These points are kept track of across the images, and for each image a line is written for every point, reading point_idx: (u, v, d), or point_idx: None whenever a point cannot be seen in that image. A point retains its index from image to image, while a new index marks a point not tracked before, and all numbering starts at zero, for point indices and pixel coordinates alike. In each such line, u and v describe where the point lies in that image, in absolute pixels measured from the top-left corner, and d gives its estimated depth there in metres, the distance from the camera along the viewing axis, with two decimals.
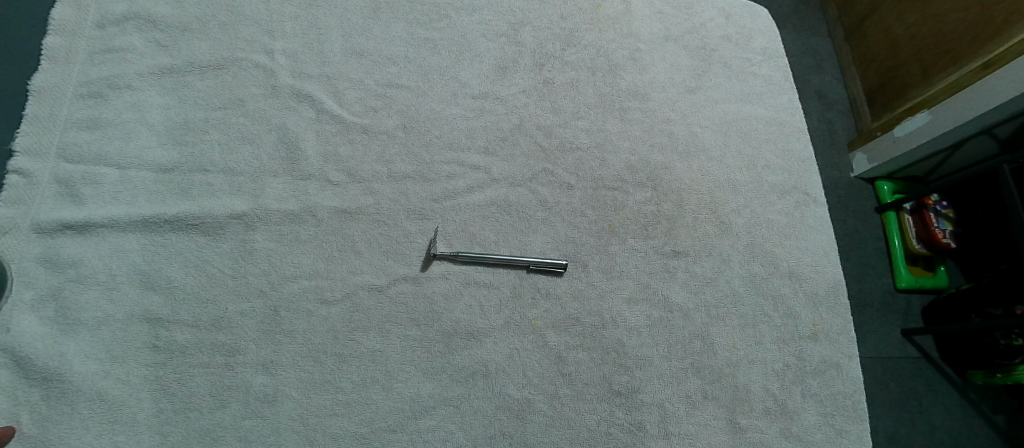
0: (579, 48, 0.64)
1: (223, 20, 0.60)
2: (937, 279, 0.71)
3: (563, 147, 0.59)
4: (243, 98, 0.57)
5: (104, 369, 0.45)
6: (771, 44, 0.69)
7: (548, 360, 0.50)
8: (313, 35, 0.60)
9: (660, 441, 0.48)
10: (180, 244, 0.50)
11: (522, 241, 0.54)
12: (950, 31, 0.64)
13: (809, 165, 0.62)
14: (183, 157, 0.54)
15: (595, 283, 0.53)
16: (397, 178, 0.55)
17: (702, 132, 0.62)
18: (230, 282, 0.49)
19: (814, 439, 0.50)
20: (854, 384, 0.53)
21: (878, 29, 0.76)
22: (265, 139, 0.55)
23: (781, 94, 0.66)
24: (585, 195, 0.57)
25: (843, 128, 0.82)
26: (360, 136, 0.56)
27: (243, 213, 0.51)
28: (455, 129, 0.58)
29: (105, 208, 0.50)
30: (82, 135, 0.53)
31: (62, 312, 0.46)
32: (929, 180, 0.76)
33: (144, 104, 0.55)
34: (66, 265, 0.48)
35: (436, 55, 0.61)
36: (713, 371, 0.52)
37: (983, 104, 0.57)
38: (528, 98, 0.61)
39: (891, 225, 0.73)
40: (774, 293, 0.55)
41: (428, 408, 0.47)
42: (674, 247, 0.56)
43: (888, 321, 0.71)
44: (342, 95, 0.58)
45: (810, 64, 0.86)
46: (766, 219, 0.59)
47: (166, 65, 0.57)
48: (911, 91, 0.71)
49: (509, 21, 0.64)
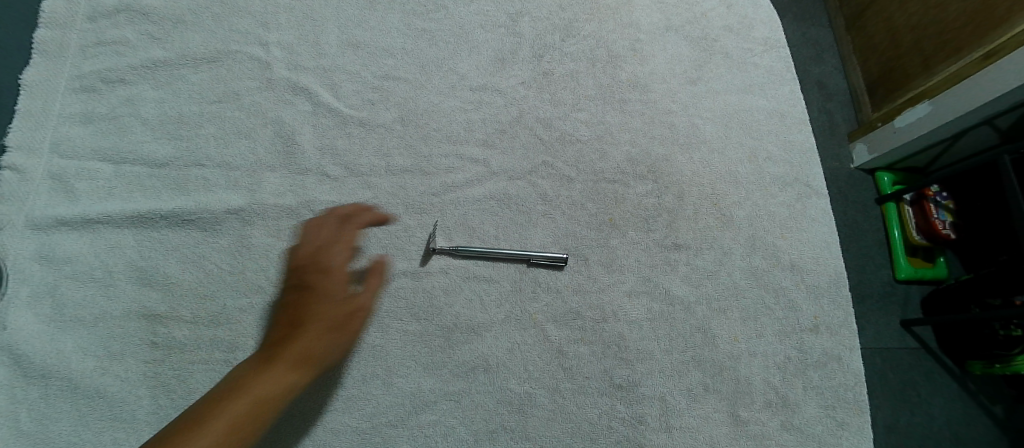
0: (578, 38, 0.63)
1: (216, 12, 0.59)
2: (938, 269, 0.71)
3: (563, 139, 0.58)
4: (238, 91, 0.56)
5: (133, 336, 0.46)
6: (773, 33, 0.68)
7: (548, 354, 0.50)
8: (308, 27, 0.60)
9: (661, 434, 0.48)
10: (178, 240, 0.50)
11: (522, 235, 0.54)
12: (951, 21, 0.63)
13: (812, 157, 0.62)
14: (178, 151, 0.53)
15: (596, 277, 0.53)
16: (396, 172, 0.54)
17: (703, 124, 0.61)
18: (228, 278, 0.49)
19: (814, 431, 0.50)
20: (855, 376, 0.53)
21: (878, 19, 0.75)
22: (261, 132, 0.54)
23: (782, 84, 0.65)
24: (585, 189, 0.57)
25: (843, 118, 0.81)
26: (358, 129, 0.56)
27: (241, 208, 0.51)
28: (454, 122, 0.57)
29: (99, 204, 0.50)
30: (75, 130, 0.52)
31: (59, 309, 0.46)
32: (929, 170, 0.75)
33: (138, 98, 0.54)
34: (61, 262, 0.47)
35: (433, 47, 0.61)
36: (715, 364, 0.51)
37: (984, 96, 0.57)
38: (528, 90, 0.60)
39: (890, 217, 0.72)
40: (775, 286, 0.55)
41: (428, 403, 0.47)
42: (675, 239, 0.55)
43: (888, 312, 0.71)
44: (339, 88, 0.57)
45: (811, 55, 0.85)
46: (768, 212, 0.58)
47: (158, 57, 0.56)
48: (912, 81, 0.70)
49: (508, 12, 0.63)
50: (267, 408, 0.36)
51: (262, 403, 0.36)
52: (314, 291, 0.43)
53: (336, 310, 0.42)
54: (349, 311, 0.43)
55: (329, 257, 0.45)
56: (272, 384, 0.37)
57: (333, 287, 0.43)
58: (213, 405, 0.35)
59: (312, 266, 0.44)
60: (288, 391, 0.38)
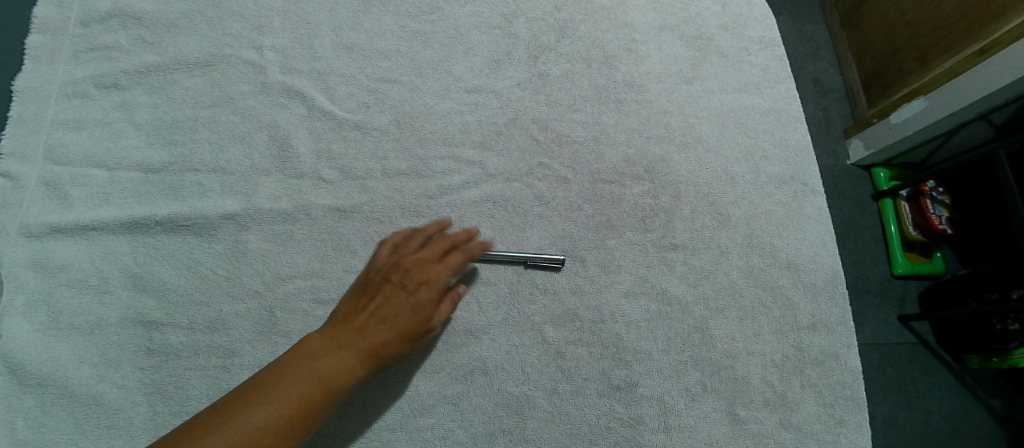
0: (574, 39, 0.63)
1: (210, 16, 0.58)
2: (934, 264, 0.71)
3: (559, 140, 0.58)
4: (232, 95, 0.56)
5: (129, 343, 0.46)
6: (768, 32, 0.67)
7: (547, 356, 0.50)
8: (303, 30, 0.59)
9: (660, 435, 0.48)
10: (173, 245, 0.49)
11: (519, 237, 0.54)
12: (944, 17, 0.63)
13: (808, 156, 0.62)
14: (173, 156, 0.53)
15: (593, 278, 0.53)
16: (392, 175, 0.54)
17: (699, 123, 0.61)
18: (224, 283, 0.48)
19: (813, 429, 0.50)
20: (853, 374, 0.53)
21: (872, 16, 0.75)
22: (256, 137, 0.54)
23: (778, 83, 0.65)
24: (581, 190, 0.57)
25: (839, 115, 0.81)
26: (353, 133, 0.55)
27: (236, 213, 0.50)
28: (450, 124, 0.57)
29: (94, 210, 0.49)
30: (69, 136, 0.52)
31: (54, 317, 0.46)
32: (925, 166, 0.76)
33: (132, 104, 0.54)
34: (56, 269, 0.47)
35: (428, 49, 0.60)
36: (713, 363, 0.51)
37: (980, 91, 0.57)
38: (523, 91, 0.60)
39: (886, 212, 0.73)
40: (772, 284, 0.55)
41: (427, 406, 0.47)
42: (672, 240, 0.55)
43: (886, 309, 0.71)
44: (334, 91, 0.57)
45: (806, 52, 0.85)
46: (764, 210, 0.58)
47: (152, 62, 0.56)
48: (907, 78, 0.70)
49: (502, 13, 0.63)
50: (328, 394, 0.37)
51: (326, 390, 0.37)
52: (401, 297, 0.44)
53: (412, 325, 0.43)
54: (421, 329, 0.44)
55: (426, 269, 0.46)
56: (340, 372, 0.38)
57: (420, 297, 0.44)
58: (280, 374, 0.36)
59: (410, 272, 0.45)
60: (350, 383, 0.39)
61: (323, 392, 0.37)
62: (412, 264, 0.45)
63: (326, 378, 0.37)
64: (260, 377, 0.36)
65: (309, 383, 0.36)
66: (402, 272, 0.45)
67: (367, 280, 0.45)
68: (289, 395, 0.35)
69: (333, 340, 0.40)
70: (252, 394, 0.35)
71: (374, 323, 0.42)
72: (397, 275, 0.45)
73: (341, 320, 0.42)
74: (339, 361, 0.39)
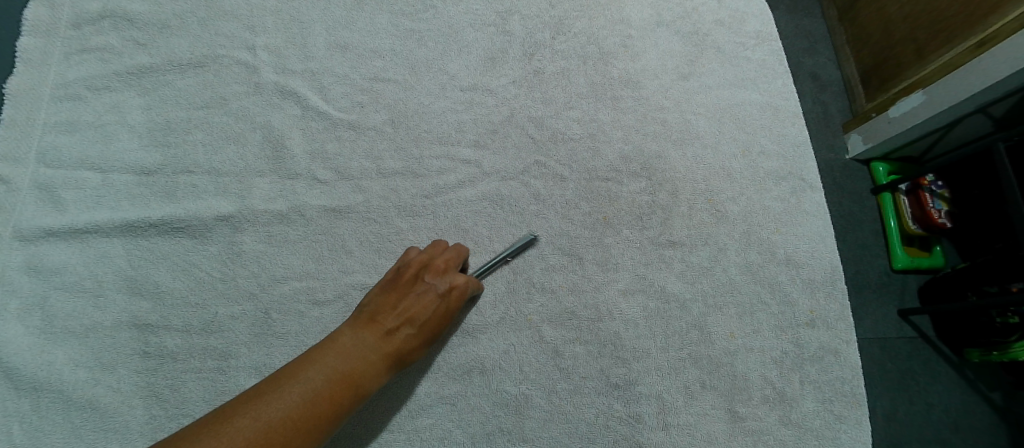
0: (569, 36, 0.63)
1: (202, 16, 0.58)
2: (935, 258, 0.71)
3: (555, 138, 0.58)
4: (225, 96, 0.55)
5: (124, 346, 0.46)
6: (764, 26, 0.67)
7: (544, 355, 0.49)
8: (296, 29, 0.59)
9: (658, 432, 0.48)
10: (168, 248, 0.49)
11: (516, 236, 0.53)
12: (940, 10, 0.62)
13: (805, 150, 0.61)
14: (166, 158, 0.52)
15: (590, 276, 0.53)
16: (387, 175, 0.54)
17: (696, 119, 0.61)
18: (219, 286, 0.48)
19: (812, 425, 0.50)
20: (853, 370, 0.53)
21: (869, 10, 0.75)
22: (250, 138, 0.54)
23: (775, 78, 0.65)
24: (578, 187, 0.56)
25: (838, 109, 0.81)
26: (348, 133, 0.55)
27: (230, 215, 0.50)
28: (445, 123, 0.57)
29: (87, 214, 0.49)
30: (61, 139, 0.51)
31: (49, 321, 0.45)
32: (924, 160, 0.75)
33: (124, 106, 0.54)
34: (50, 273, 0.47)
35: (422, 47, 0.60)
36: (711, 360, 0.51)
37: (978, 84, 0.57)
38: (519, 89, 0.59)
39: (885, 206, 0.72)
40: (770, 281, 0.55)
41: (425, 406, 0.47)
42: (669, 237, 0.55)
43: (886, 304, 0.70)
44: (328, 91, 0.57)
45: (804, 46, 0.84)
46: (762, 206, 0.58)
47: (144, 64, 0.55)
48: (906, 71, 0.70)
49: (497, 10, 0.63)
50: (352, 392, 0.37)
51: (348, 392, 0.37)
52: (429, 301, 0.43)
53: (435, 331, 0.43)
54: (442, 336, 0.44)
55: (454, 275, 0.46)
56: (364, 376, 0.38)
57: (444, 306, 0.44)
58: (305, 370, 0.36)
59: (439, 276, 0.45)
60: (373, 383, 0.39)
61: (347, 390, 0.37)
62: (441, 269, 0.45)
63: (351, 378, 0.37)
64: (285, 372, 0.36)
65: (333, 384, 0.36)
66: (432, 274, 0.45)
67: (395, 278, 0.45)
68: (314, 394, 0.35)
69: (361, 340, 0.40)
70: (277, 388, 0.35)
71: (401, 324, 0.42)
72: (426, 277, 0.45)
73: (368, 317, 0.42)
74: (365, 361, 0.39)
